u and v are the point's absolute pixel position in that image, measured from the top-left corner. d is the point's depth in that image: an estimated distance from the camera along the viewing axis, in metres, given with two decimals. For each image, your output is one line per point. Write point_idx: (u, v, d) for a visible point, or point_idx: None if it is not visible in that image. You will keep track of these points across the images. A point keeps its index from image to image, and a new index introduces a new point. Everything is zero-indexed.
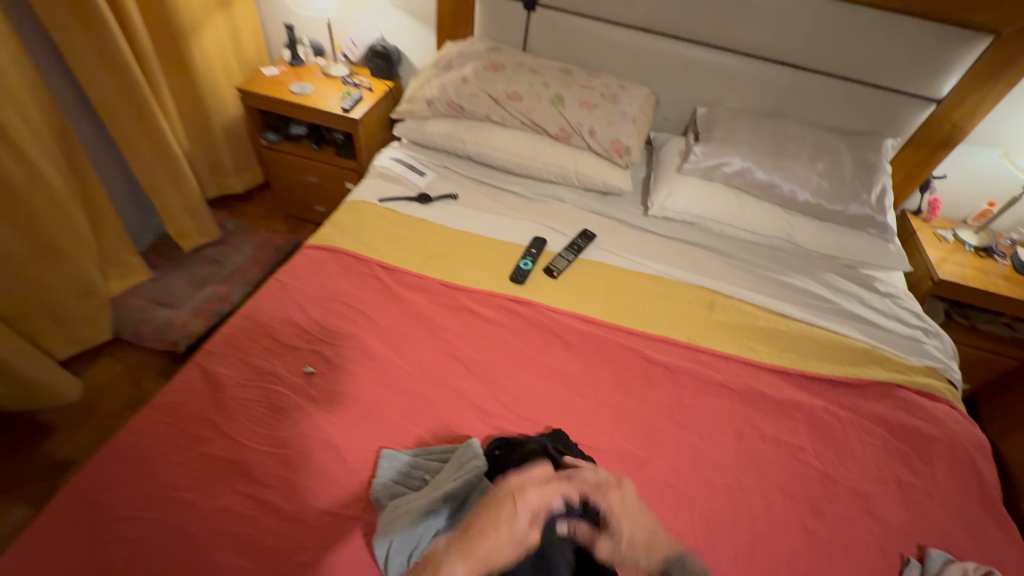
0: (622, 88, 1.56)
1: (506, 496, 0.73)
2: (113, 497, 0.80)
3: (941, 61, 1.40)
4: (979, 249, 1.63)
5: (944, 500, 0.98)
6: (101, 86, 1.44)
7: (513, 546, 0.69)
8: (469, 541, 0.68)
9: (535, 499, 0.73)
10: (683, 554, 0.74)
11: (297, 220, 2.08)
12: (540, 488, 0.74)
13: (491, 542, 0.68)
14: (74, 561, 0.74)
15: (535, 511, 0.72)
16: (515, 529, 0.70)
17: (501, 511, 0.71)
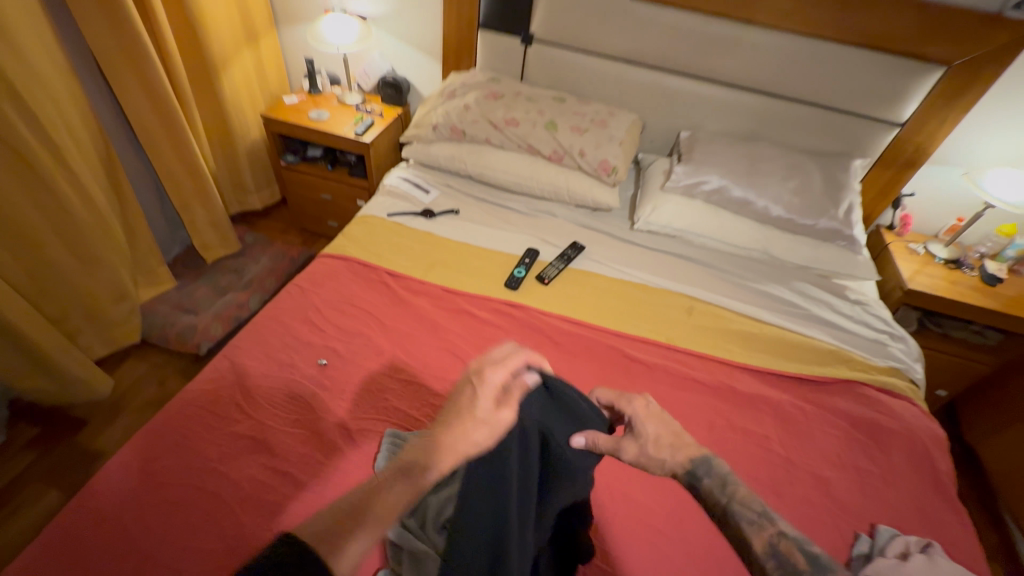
0: (611, 114, 1.71)
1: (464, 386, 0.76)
2: (154, 466, 0.92)
3: (902, 89, 1.53)
4: (949, 262, 1.73)
5: (899, 485, 1.07)
6: (141, 113, 1.61)
7: (485, 427, 0.69)
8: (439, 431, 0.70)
9: (500, 377, 0.76)
10: (708, 456, 0.78)
11: (311, 234, 2.24)
12: (495, 371, 0.77)
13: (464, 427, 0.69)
14: (122, 518, 0.86)
15: (495, 391, 0.74)
16: (479, 411, 0.71)
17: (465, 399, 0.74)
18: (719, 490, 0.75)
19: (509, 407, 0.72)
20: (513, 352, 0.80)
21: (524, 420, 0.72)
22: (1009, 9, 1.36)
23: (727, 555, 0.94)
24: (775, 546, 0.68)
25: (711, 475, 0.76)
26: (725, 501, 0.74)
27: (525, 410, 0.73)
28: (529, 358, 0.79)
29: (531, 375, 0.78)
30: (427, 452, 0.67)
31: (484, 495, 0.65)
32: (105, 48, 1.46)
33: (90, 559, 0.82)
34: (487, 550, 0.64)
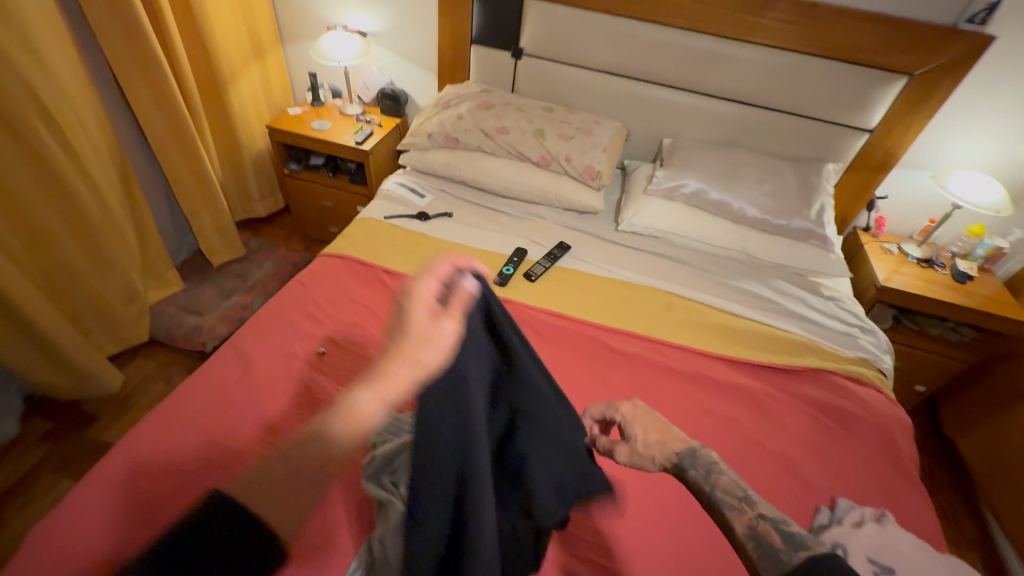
0: (597, 123, 1.81)
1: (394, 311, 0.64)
2: (165, 445, 1.00)
3: (869, 97, 1.63)
4: (922, 261, 1.80)
5: (864, 465, 1.13)
6: (154, 124, 1.72)
7: (429, 349, 0.58)
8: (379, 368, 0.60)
9: (431, 288, 0.65)
10: (695, 448, 0.82)
11: (312, 239, 2.32)
12: (422, 284, 0.65)
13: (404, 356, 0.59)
14: (136, 491, 0.93)
15: (429, 305, 0.63)
16: (414, 332, 0.60)
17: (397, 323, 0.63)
18: (703, 479, 0.78)
19: (454, 318, 0.61)
20: (443, 261, 0.68)
21: (471, 332, 0.64)
22: (963, 23, 1.47)
23: (697, 527, 1.00)
24: (755, 528, 0.70)
25: (698, 465, 0.80)
26: (708, 489, 0.77)
27: (472, 324, 0.64)
28: (462, 258, 0.69)
29: (468, 279, 0.67)
30: (370, 395, 0.58)
31: (442, 416, 0.58)
32: (123, 63, 1.58)
33: (105, 528, 0.88)
34: (451, 474, 0.59)
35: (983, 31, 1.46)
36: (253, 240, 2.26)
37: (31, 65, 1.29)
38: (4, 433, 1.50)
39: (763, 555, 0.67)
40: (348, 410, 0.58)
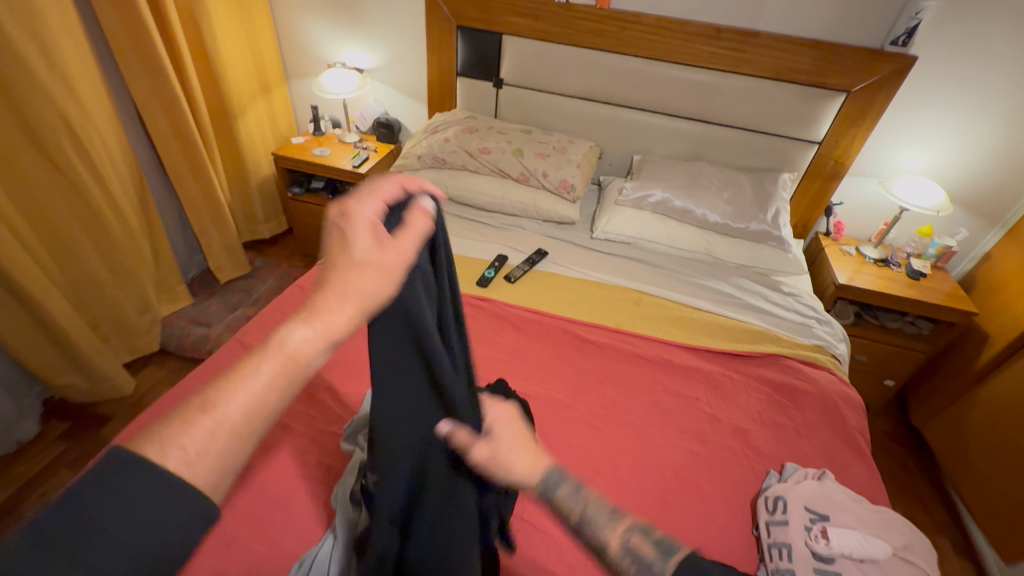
0: (571, 142, 1.99)
1: (331, 227, 0.60)
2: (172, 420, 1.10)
3: (814, 112, 1.80)
4: (879, 260, 1.93)
5: (812, 435, 1.24)
6: (171, 150, 1.90)
7: (381, 274, 0.59)
8: (317, 293, 0.54)
9: (370, 209, 0.62)
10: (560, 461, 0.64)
11: (313, 258, 2.48)
12: (366, 201, 0.62)
13: (356, 277, 0.56)
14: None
15: (375, 226, 0.62)
16: (367, 252, 0.58)
17: (339, 238, 0.59)
18: (573, 499, 0.60)
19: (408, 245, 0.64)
20: (384, 181, 0.66)
21: (418, 263, 0.68)
22: (889, 44, 1.65)
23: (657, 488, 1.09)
24: (630, 547, 0.57)
25: (565, 482, 0.61)
26: (579, 509, 0.60)
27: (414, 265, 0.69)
28: (410, 179, 0.68)
29: (422, 204, 0.70)
30: (309, 332, 0.50)
31: (399, 343, 0.67)
32: (144, 95, 1.77)
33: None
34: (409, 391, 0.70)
35: (907, 52, 1.64)
36: (258, 259, 2.42)
37: (65, 96, 1.47)
38: (25, 431, 1.62)
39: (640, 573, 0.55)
40: (278, 346, 0.49)
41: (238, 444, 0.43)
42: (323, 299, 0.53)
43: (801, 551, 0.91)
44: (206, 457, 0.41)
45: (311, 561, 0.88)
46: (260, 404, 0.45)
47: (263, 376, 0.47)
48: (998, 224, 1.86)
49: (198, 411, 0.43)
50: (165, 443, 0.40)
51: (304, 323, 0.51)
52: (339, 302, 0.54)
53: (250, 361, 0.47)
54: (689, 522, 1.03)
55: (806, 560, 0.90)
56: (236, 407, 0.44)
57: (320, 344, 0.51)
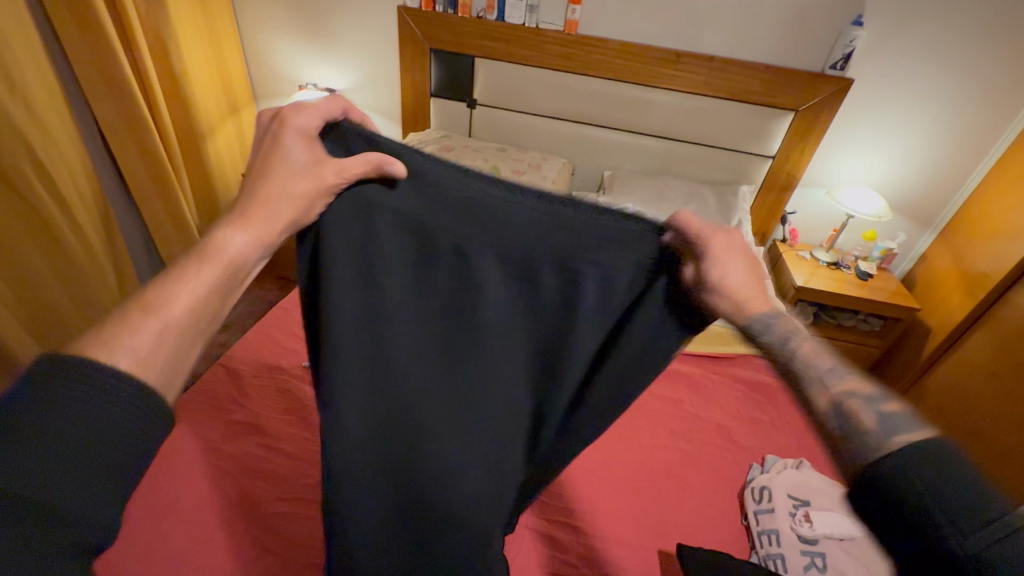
0: (545, 160, 2.06)
1: (266, 141, 0.62)
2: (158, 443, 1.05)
3: (767, 129, 1.95)
4: (832, 264, 2.09)
5: (787, 428, 1.32)
6: (139, 177, 1.85)
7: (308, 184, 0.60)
8: (247, 203, 0.59)
9: (306, 122, 0.63)
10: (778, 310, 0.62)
11: (285, 279, 2.44)
12: (304, 114, 0.63)
13: (279, 186, 0.59)
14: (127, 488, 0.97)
15: (307, 146, 0.63)
16: (292, 171, 0.60)
17: (272, 150, 0.61)
18: (781, 347, 0.60)
19: (359, 162, 0.61)
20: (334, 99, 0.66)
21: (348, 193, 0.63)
22: (829, 68, 1.82)
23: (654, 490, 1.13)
24: (842, 406, 0.54)
25: (782, 328, 0.61)
26: (788, 355, 0.60)
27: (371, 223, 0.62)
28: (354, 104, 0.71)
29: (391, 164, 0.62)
30: (244, 237, 0.58)
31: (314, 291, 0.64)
32: (109, 119, 1.72)
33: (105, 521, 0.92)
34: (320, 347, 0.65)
35: (843, 75, 1.82)
36: None
37: (24, 119, 1.41)
38: None
39: (852, 438, 0.51)
40: (215, 252, 0.56)
41: (184, 343, 0.51)
42: (256, 208, 0.59)
43: (790, 536, 0.98)
44: (155, 360, 0.48)
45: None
46: (199, 302, 0.54)
47: (202, 279, 0.54)
48: (931, 227, 2.06)
49: (140, 314, 0.49)
50: (109, 347, 0.46)
51: (240, 230, 0.58)
52: (269, 212, 0.59)
53: (190, 265, 0.55)
54: (684, 517, 1.07)
55: (793, 544, 0.97)
56: (180, 308, 0.52)
57: (251, 245, 0.58)
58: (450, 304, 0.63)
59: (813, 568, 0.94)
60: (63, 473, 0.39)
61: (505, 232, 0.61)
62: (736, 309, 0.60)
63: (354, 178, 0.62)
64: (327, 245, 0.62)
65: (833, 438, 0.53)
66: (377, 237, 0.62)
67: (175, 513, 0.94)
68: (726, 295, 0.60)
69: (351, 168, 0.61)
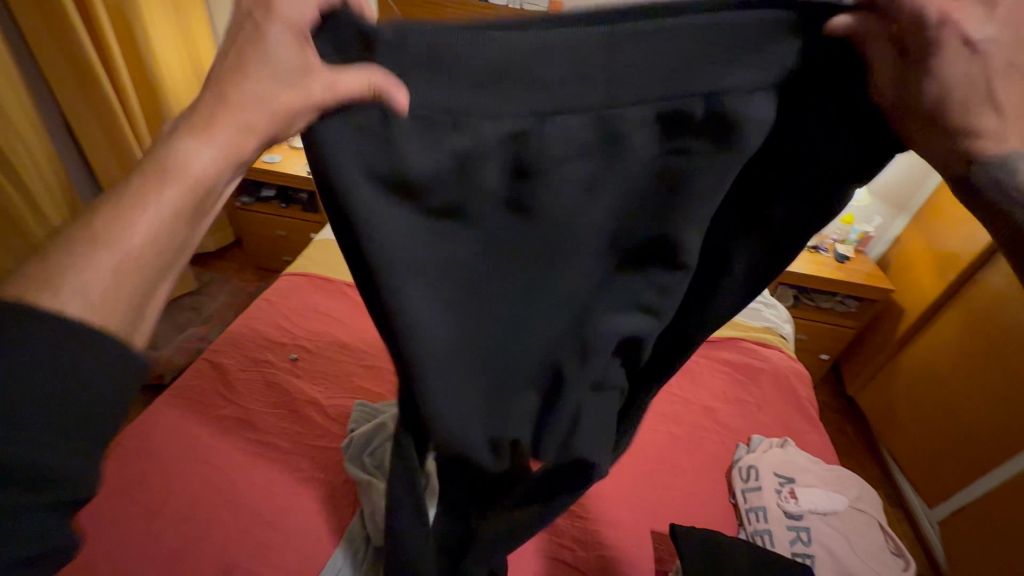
0: None
1: (243, 42, 0.47)
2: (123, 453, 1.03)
3: None
4: (811, 247, 2.13)
5: (770, 408, 1.36)
6: (107, 165, 1.75)
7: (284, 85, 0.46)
8: (215, 96, 0.47)
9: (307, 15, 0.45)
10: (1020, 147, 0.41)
11: (266, 270, 2.39)
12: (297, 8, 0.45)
13: (258, 95, 0.46)
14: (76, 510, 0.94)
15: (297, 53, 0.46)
16: (273, 87, 0.46)
17: (249, 55, 0.46)
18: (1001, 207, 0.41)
19: (349, 76, 0.44)
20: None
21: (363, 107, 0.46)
22: None
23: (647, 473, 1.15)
24: None
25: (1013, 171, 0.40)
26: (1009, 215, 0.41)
27: (389, 129, 0.46)
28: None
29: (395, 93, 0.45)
30: (210, 151, 0.46)
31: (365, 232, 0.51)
32: (73, 105, 1.62)
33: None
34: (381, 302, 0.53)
35: None
36: (204, 273, 2.29)
37: None
38: None
39: None
40: (177, 170, 0.45)
41: (146, 278, 0.43)
42: (217, 111, 0.46)
43: (776, 512, 1.02)
44: (110, 299, 0.41)
45: (342, 559, 0.92)
46: (161, 232, 0.44)
47: (162, 203, 0.44)
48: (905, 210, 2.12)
49: (91, 247, 0.41)
50: (56, 287, 0.39)
51: (201, 139, 0.46)
52: (251, 125, 0.47)
53: (148, 185, 0.44)
54: (676, 496, 1.10)
55: (779, 519, 1.01)
56: (140, 236, 0.43)
57: (219, 156, 0.46)
58: (507, 201, 0.50)
59: (798, 541, 0.98)
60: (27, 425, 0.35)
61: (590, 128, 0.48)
62: (946, 150, 0.42)
63: (347, 96, 0.44)
64: (336, 173, 0.46)
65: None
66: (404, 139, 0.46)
67: (168, 513, 0.94)
68: (939, 128, 0.42)
69: (344, 83, 0.44)
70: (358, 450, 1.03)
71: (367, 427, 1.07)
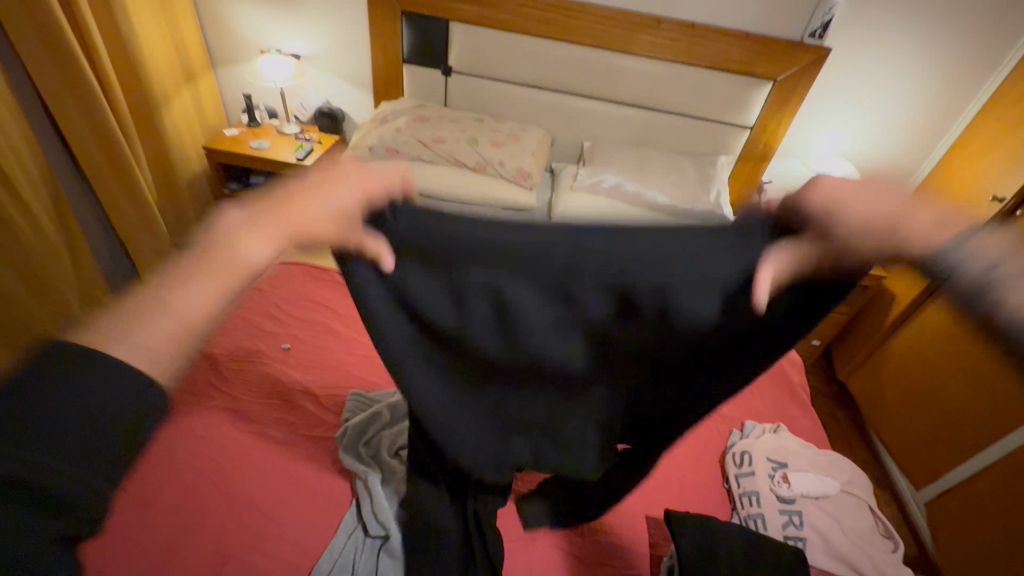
0: (523, 130, 2.01)
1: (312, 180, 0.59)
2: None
3: (746, 99, 1.95)
4: None
5: (764, 395, 1.37)
6: (88, 150, 1.72)
7: (333, 221, 0.58)
8: (272, 203, 0.57)
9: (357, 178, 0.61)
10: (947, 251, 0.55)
11: None
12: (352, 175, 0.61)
13: (317, 218, 0.57)
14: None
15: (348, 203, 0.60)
16: (326, 216, 0.58)
17: (318, 193, 0.58)
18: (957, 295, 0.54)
19: (374, 238, 0.62)
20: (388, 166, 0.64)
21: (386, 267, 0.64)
22: (808, 36, 1.81)
23: None
24: None
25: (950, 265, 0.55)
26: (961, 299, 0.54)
27: (399, 275, 0.66)
28: None
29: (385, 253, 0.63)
30: (261, 242, 0.54)
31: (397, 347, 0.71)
32: (50, 85, 1.58)
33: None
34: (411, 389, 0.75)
35: (822, 44, 1.82)
36: None
37: None
38: None
39: None
40: (231, 249, 0.53)
41: (179, 333, 0.48)
42: (275, 215, 0.56)
43: (769, 497, 1.03)
44: (155, 349, 0.46)
45: (339, 547, 0.91)
46: (207, 297, 0.50)
47: (206, 283, 0.50)
48: None
49: (147, 306, 0.48)
50: (111, 336, 0.45)
51: (258, 230, 0.54)
52: (301, 233, 0.56)
53: (202, 258, 0.52)
54: (671, 483, 1.11)
55: (772, 503, 1.02)
56: (192, 298, 0.49)
57: (268, 251, 0.54)
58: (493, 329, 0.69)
59: (790, 525, 0.99)
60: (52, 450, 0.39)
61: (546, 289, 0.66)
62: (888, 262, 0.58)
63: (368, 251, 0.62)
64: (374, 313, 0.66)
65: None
66: (414, 286, 0.67)
67: (159, 504, 0.93)
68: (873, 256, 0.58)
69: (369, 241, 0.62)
70: (352, 440, 1.03)
71: (362, 418, 1.06)
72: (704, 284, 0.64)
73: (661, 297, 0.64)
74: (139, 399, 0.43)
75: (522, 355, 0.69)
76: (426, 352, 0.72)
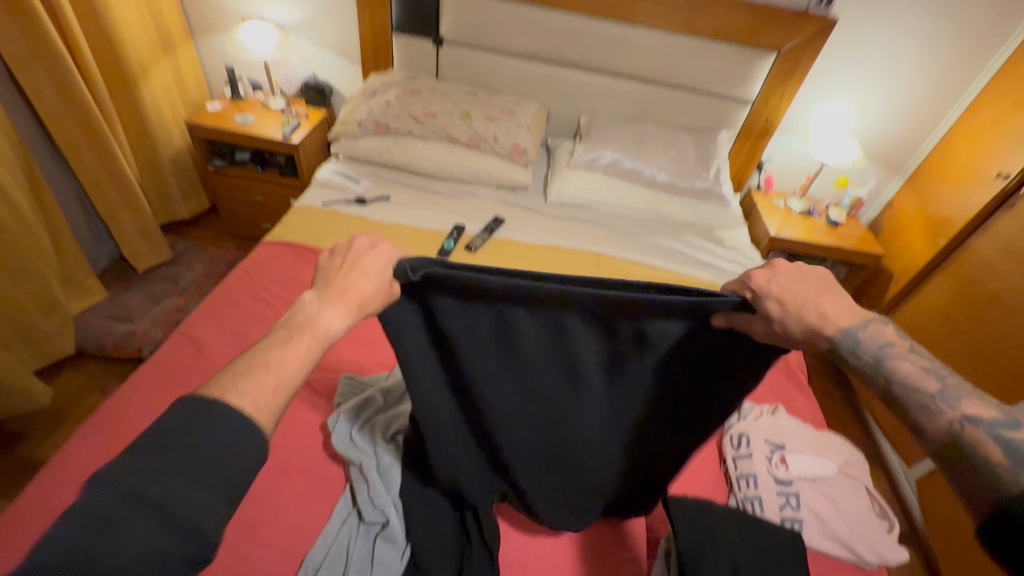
0: (518, 105, 1.93)
1: (334, 266, 0.70)
2: (100, 433, 1.00)
3: (747, 71, 1.89)
4: (803, 212, 2.10)
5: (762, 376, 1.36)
6: (63, 125, 1.65)
7: (380, 289, 0.68)
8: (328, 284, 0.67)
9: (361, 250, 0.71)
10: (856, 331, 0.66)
11: (245, 238, 2.29)
12: (368, 254, 0.70)
13: (357, 286, 0.66)
14: (47, 495, 0.90)
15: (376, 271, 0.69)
16: (364, 284, 0.67)
17: (346, 271, 0.68)
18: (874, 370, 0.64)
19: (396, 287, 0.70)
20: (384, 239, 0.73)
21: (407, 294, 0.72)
22: (813, 6, 1.74)
23: None
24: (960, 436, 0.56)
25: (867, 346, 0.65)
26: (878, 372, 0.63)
27: (434, 300, 0.73)
28: None
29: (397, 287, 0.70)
30: (331, 311, 0.64)
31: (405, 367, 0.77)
32: (18, 57, 1.49)
33: (27, 530, 0.85)
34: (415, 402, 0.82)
35: (828, 14, 1.75)
36: (180, 242, 2.19)
37: None
38: None
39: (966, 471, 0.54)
40: (310, 326, 0.63)
41: (277, 394, 0.57)
42: (342, 291, 0.66)
43: (767, 479, 1.02)
44: (259, 403, 0.55)
45: (333, 534, 0.88)
46: (299, 360, 0.60)
47: (296, 352, 0.60)
48: (899, 173, 2.08)
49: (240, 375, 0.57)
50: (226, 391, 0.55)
51: (329, 306, 0.64)
52: (355, 299, 0.65)
53: (289, 338, 0.61)
54: None
55: (769, 486, 1.01)
56: (291, 363, 0.59)
57: (344, 322, 0.64)
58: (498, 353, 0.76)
59: (787, 507, 0.99)
60: (181, 486, 0.48)
61: (552, 324, 0.74)
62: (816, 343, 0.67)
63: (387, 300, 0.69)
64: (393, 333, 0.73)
65: (931, 443, 0.58)
66: (444, 314, 0.73)
67: None
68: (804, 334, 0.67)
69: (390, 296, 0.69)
70: (345, 425, 0.99)
71: (355, 401, 1.02)
72: (676, 337, 0.74)
73: (644, 337, 0.74)
74: (255, 444, 0.53)
75: (527, 391, 0.79)
76: (433, 364, 0.78)
